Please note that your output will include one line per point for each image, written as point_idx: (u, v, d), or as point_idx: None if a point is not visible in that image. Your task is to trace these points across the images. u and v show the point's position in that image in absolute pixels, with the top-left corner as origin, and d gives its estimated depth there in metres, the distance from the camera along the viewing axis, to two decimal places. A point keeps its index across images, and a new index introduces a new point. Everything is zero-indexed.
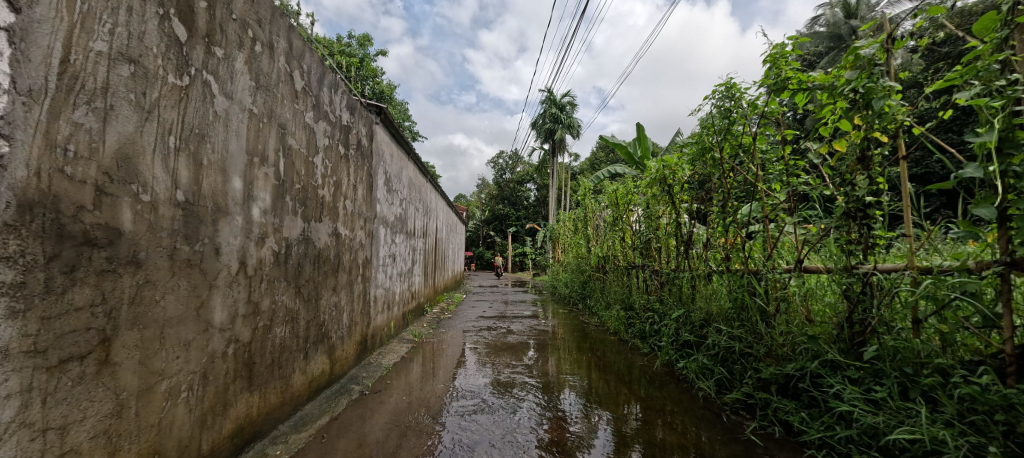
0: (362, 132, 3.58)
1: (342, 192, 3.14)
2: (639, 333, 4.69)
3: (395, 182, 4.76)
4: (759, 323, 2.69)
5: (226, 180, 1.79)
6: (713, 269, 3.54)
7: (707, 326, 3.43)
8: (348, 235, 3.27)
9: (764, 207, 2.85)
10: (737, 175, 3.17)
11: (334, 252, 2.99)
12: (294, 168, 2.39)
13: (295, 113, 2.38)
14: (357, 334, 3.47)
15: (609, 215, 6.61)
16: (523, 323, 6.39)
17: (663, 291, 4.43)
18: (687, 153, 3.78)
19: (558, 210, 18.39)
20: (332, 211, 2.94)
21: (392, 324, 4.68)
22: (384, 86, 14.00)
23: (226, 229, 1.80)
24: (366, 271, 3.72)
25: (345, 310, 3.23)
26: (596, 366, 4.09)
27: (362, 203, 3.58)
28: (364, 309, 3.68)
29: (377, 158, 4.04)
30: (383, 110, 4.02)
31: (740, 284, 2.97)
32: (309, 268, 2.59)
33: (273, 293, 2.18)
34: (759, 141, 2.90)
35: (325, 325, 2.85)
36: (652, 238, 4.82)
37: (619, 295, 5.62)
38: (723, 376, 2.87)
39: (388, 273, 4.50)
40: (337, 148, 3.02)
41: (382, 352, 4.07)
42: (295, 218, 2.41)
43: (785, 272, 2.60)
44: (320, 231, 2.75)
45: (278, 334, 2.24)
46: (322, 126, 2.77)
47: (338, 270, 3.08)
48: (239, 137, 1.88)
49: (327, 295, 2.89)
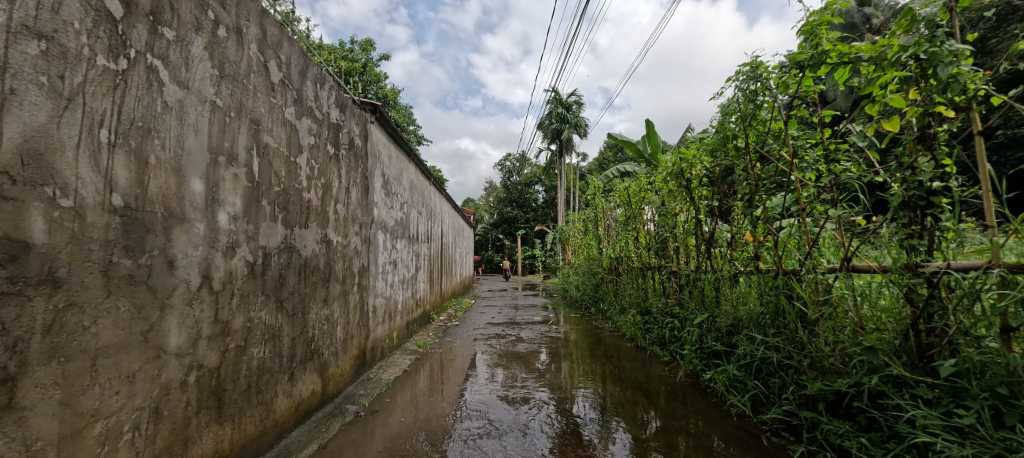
0: (355, 132, 3.34)
1: (333, 195, 2.89)
2: (657, 340, 4.38)
3: (394, 184, 4.53)
4: (801, 331, 2.42)
5: (182, 182, 1.55)
6: (740, 269, 3.26)
7: (735, 333, 3.13)
8: (341, 242, 3.02)
9: (800, 200, 2.57)
10: (766, 165, 2.89)
11: (324, 260, 2.75)
12: (273, 168, 2.15)
13: (271, 108, 2.14)
14: (353, 348, 3.22)
15: (620, 215, 6.32)
16: (534, 329, 6.09)
17: (683, 294, 4.13)
18: (706, 144, 3.51)
19: (567, 211, 18.08)
20: (320, 216, 2.69)
21: (395, 335, 4.43)
22: (387, 90, 13.83)
23: (183, 238, 1.55)
24: (363, 280, 3.47)
25: (340, 324, 2.98)
26: (612, 376, 3.81)
27: (356, 207, 3.33)
28: (362, 321, 3.44)
29: (373, 159, 3.80)
30: (378, 108, 3.79)
31: (774, 286, 2.69)
32: (294, 279, 2.35)
33: (248, 309, 1.92)
34: (791, 126, 2.63)
35: (316, 341, 2.60)
36: (668, 237, 4.53)
37: (634, 299, 5.31)
38: (758, 390, 2.57)
39: (389, 281, 4.25)
40: (325, 147, 2.77)
41: (383, 365, 3.83)
42: (274, 223, 2.16)
43: (829, 272, 2.32)
44: (307, 238, 2.50)
45: (257, 356, 1.99)
46: (307, 123, 2.53)
47: (330, 281, 2.83)
48: (198, 132, 1.63)
49: (318, 308, 2.64)
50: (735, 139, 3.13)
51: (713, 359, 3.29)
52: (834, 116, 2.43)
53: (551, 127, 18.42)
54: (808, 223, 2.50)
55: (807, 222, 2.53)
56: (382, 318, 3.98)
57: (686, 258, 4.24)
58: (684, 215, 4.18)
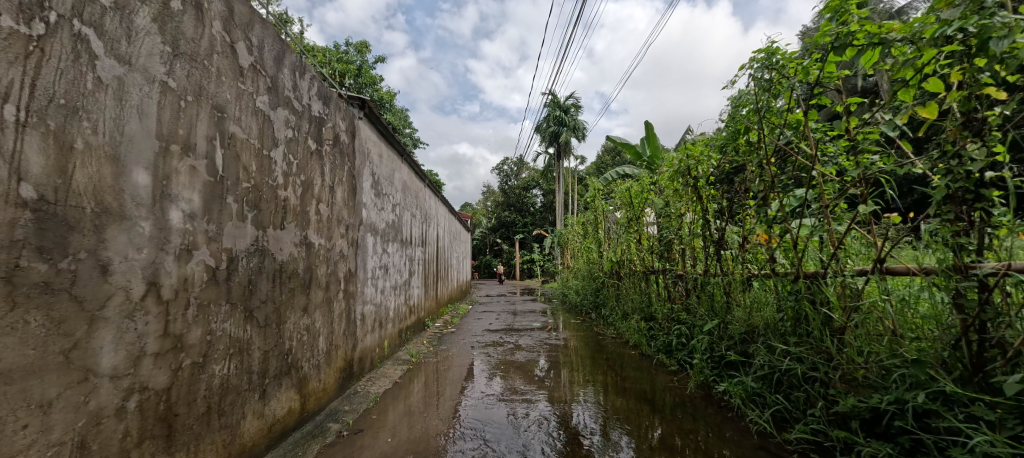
0: (340, 127, 3.12)
1: (315, 194, 2.66)
2: (663, 347, 4.15)
3: (386, 185, 4.30)
4: (829, 340, 2.20)
5: (119, 172, 1.32)
6: (753, 272, 3.04)
7: (751, 341, 2.90)
8: (324, 245, 2.79)
9: (822, 197, 2.38)
10: (782, 160, 2.70)
11: (304, 265, 2.51)
12: (240, 162, 1.92)
13: (239, 94, 1.91)
14: (338, 360, 2.97)
15: (621, 217, 6.10)
16: (533, 336, 5.83)
17: (691, 299, 3.92)
18: (715, 139, 3.30)
19: (565, 215, 17.88)
20: (299, 217, 2.46)
21: (386, 345, 4.18)
22: (382, 93, 13.63)
23: (121, 238, 1.32)
24: (350, 286, 3.24)
25: (323, 334, 2.74)
26: (617, 385, 3.58)
27: (342, 208, 3.10)
28: (349, 331, 3.20)
29: (362, 157, 3.58)
30: (367, 104, 3.56)
31: (792, 290, 2.49)
32: (267, 285, 2.11)
33: (208, 321, 1.68)
34: (810, 117, 2.43)
35: (293, 354, 2.36)
36: (673, 239, 4.31)
37: (638, 304, 5.09)
38: (781, 405, 2.34)
39: (380, 287, 4.02)
40: (306, 141, 2.54)
41: (373, 377, 3.58)
42: (243, 223, 1.93)
43: (858, 275, 2.12)
44: (283, 240, 2.27)
45: (220, 373, 1.75)
46: (284, 114, 2.30)
47: (311, 287, 2.59)
48: (144, 116, 1.41)
49: (296, 317, 2.40)
50: (748, 134, 2.93)
51: (727, 369, 3.06)
52: (860, 104, 2.23)
53: (550, 130, 18.25)
54: (832, 223, 2.30)
55: (830, 222, 2.33)
56: (371, 327, 3.74)
57: (693, 262, 4.02)
58: (689, 216, 3.97)
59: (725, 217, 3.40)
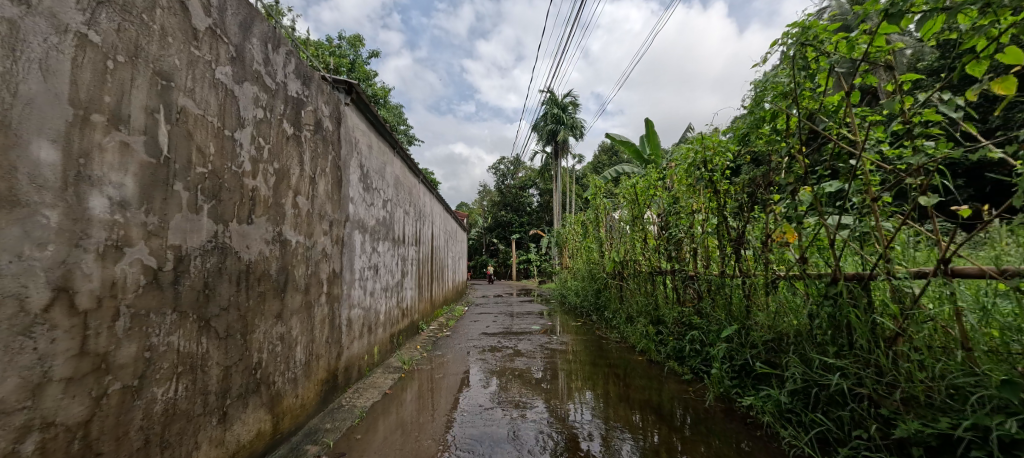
0: (324, 112, 2.79)
1: (292, 185, 2.34)
2: (674, 354, 3.85)
3: (376, 180, 3.98)
4: (880, 352, 1.91)
5: (9, 143, 1.04)
6: (778, 274, 2.76)
7: (779, 350, 2.61)
8: (304, 243, 2.47)
9: (866, 190, 2.10)
10: (815, 149, 2.41)
11: (278, 266, 2.19)
12: (194, 142, 1.60)
13: (193, 62, 1.60)
14: (319, 371, 2.65)
15: (625, 215, 5.80)
16: (533, 340, 5.51)
17: (704, 302, 3.62)
18: (736, 128, 3.01)
19: (562, 214, 17.58)
20: (272, 210, 2.14)
21: (375, 351, 3.86)
22: (376, 89, 13.29)
23: (11, 230, 1.04)
24: (335, 289, 2.92)
25: (301, 343, 2.42)
26: (622, 395, 3.29)
27: (324, 202, 2.77)
28: (333, 338, 2.88)
29: (348, 147, 3.25)
30: (355, 89, 3.23)
31: (829, 295, 2.21)
32: (229, 290, 1.80)
33: (147, 334, 1.38)
34: (854, 98, 2.14)
35: (263, 369, 2.05)
36: (684, 239, 4.02)
37: (644, 307, 4.79)
38: (825, 425, 2.05)
39: (369, 290, 3.70)
40: (280, 124, 2.22)
41: (360, 388, 3.26)
42: (197, 215, 1.62)
43: (915, 278, 1.84)
44: (251, 236, 1.95)
45: (164, 397, 1.44)
46: (253, 91, 1.98)
47: (287, 291, 2.27)
48: (49, 74, 1.13)
49: (267, 326, 2.09)
50: (777, 120, 2.65)
51: (751, 381, 2.77)
52: (916, 82, 1.94)
53: (549, 128, 17.97)
54: (879, 218, 2.02)
55: (876, 217, 2.05)
56: (359, 332, 3.42)
57: (706, 263, 3.73)
58: (702, 212, 3.67)
59: (745, 214, 3.11)
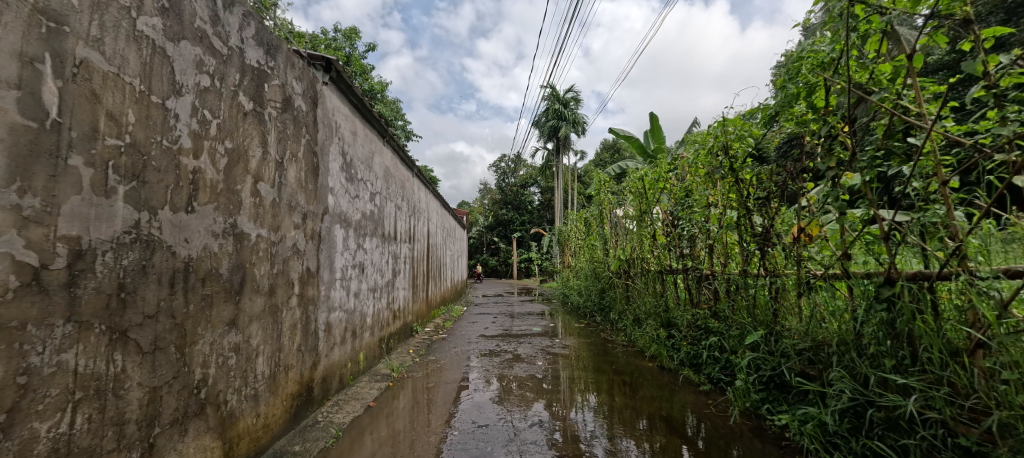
0: (295, 89, 2.44)
1: (251, 169, 1.99)
2: (689, 360, 3.50)
3: (362, 170, 3.63)
4: (953, 369, 1.63)
5: None
6: (813, 274, 2.41)
7: (818, 361, 2.26)
8: (267, 237, 2.12)
9: (932, 173, 1.76)
10: (862, 126, 2.07)
11: (231, 264, 1.84)
12: (103, 106, 1.27)
13: (100, 5, 1.26)
14: (288, 385, 2.30)
15: (630, 211, 5.43)
16: (534, 344, 5.15)
17: (724, 304, 3.27)
18: (764, 108, 2.66)
19: (563, 212, 17.23)
20: (224, 197, 1.80)
21: (360, 358, 3.51)
22: (373, 83, 12.92)
23: None
24: (309, 290, 2.57)
25: (264, 354, 2.08)
26: (632, 405, 2.95)
27: (296, 191, 2.42)
28: (307, 345, 2.54)
29: (328, 131, 2.90)
30: (334, 66, 2.87)
31: (883, 298, 1.90)
32: (158, 293, 1.45)
33: (15, 354, 1.07)
34: (918, 62, 1.80)
35: (212, 387, 1.71)
36: (699, 234, 3.67)
37: (653, 308, 4.44)
38: (885, 455, 1.72)
39: (352, 291, 3.35)
40: (234, 96, 1.87)
41: (341, 401, 2.90)
42: (108, 200, 1.28)
43: (1005, 279, 1.54)
44: (191, 227, 1.61)
45: (50, 433, 1.13)
46: (196, 53, 1.63)
47: (244, 294, 1.92)
48: None
49: (216, 335, 1.74)
50: (815, 96, 2.30)
51: (784, 396, 2.42)
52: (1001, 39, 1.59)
53: (550, 124, 17.63)
54: (951, 207, 1.68)
55: (945, 205, 1.71)
56: (340, 338, 3.07)
57: (726, 261, 3.38)
58: (719, 205, 3.31)
59: (772, 205, 2.74)
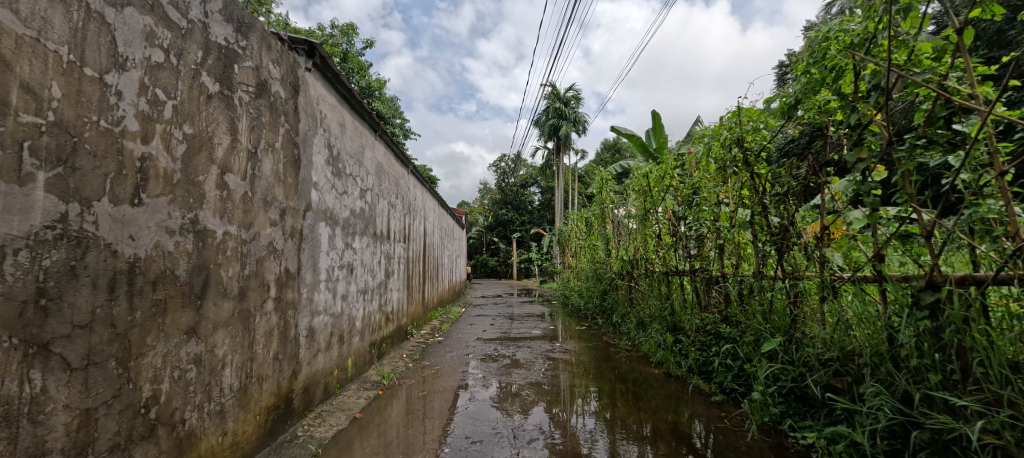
0: (272, 73, 2.23)
1: (216, 158, 1.77)
2: (698, 367, 3.28)
3: (352, 165, 3.42)
4: (1015, 388, 1.43)
5: None
6: (838, 276, 2.20)
7: (847, 373, 2.05)
8: (237, 235, 1.90)
9: (986, 164, 1.56)
10: (899, 113, 1.87)
11: (192, 265, 1.63)
12: (16, 75, 1.09)
13: None
14: (263, 398, 2.09)
15: (633, 210, 5.20)
16: (533, 348, 4.93)
17: (736, 308, 3.05)
18: (784, 96, 2.45)
19: (563, 212, 17.05)
20: (182, 188, 1.59)
21: (349, 365, 3.30)
22: (371, 81, 12.75)
23: None
24: (288, 293, 2.36)
25: (233, 365, 1.86)
26: (638, 414, 2.75)
27: (272, 185, 2.21)
28: (286, 354, 2.32)
29: (312, 121, 2.69)
30: (318, 51, 2.67)
31: (925, 305, 1.71)
32: (93, 299, 1.25)
33: None
34: (968, 38, 1.60)
35: (165, 405, 1.50)
36: (708, 233, 3.46)
37: (657, 311, 4.23)
38: None
39: (340, 293, 3.13)
40: (195, 74, 1.66)
41: (324, 412, 2.68)
42: (21, 187, 1.09)
43: None
44: (138, 222, 1.39)
45: None
46: (145, 23, 1.43)
47: (207, 298, 1.71)
48: None
49: (172, 346, 1.53)
50: (842, 81, 2.10)
51: (817, 412, 2.18)
52: None
53: (550, 123, 17.39)
54: (1011, 202, 1.49)
55: (1003, 199, 1.51)
56: (325, 344, 2.86)
57: (738, 263, 3.15)
58: (730, 203, 3.10)
59: (791, 202, 2.54)
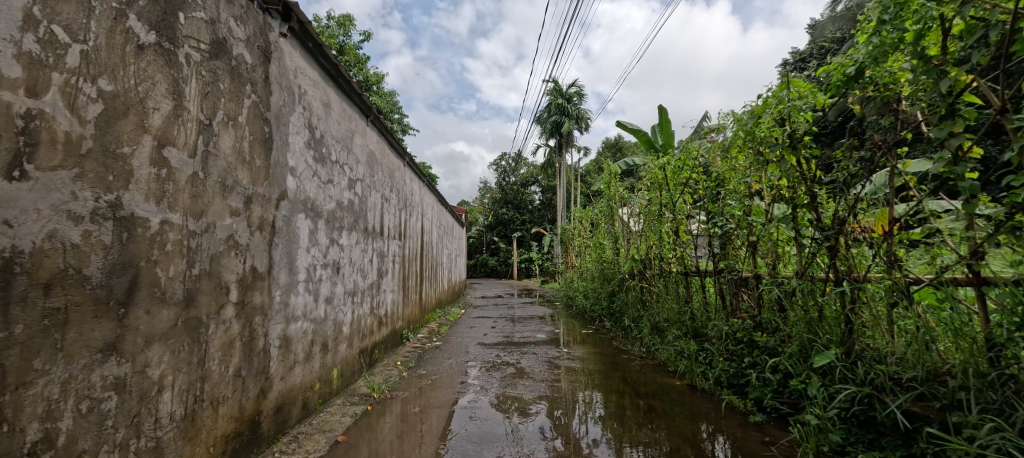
0: (234, 32, 1.83)
1: (154, 127, 1.39)
2: (727, 379, 2.92)
3: (338, 151, 3.03)
4: None
5: None
6: (915, 279, 1.83)
7: (936, 399, 1.71)
8: (181, 225, 1.52)
9: None
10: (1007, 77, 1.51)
11: (111, 262, 1.25)
12: None
13: None
14: (220, 425, 1.72)
15: (645, 207, 4.80)
16: (540, 354, 4.54)
17: (773, 314, 2.67)
18: (842, 65, 2.05)
19: (565, 211, 16.72)
20: (96, 161, 1.21)
21: (334, 376, 2.93)
22: (369, 74, 12.36)
23: None
24: (256, 296, 1.98)
25: (178, 389, 1.48)
26: (657, 428, 2.41)
27: (234, 166, 1.82)
28: (253, 369, 1.95)
29: (288, 96, 2.30)
30: (295, 14, 2.29)
31: None
32: None
33: None
34: None
35: (64, 448, 1.14)
36: (736, 228, 3.08)
37: (675, 316, 3.85)
38: None
39: (323, 296, 2.75)
40: (118, 14, 1.28)
41: (301, 435, 2.30)
42: None
43: None
44: (17, 204, 1.05)
45: None
46: None
47: (137, 306, 1.33)
48: None
49: (77, 370, 1.16)
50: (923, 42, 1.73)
51: (890, 442, 1.81)
52: None
53: (551, 120, 16.98)
54: None
55: None
56: (304, 354, 2.48)
57: (774, 263, 2.77)
58: (765, 195, 2.72)
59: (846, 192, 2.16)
